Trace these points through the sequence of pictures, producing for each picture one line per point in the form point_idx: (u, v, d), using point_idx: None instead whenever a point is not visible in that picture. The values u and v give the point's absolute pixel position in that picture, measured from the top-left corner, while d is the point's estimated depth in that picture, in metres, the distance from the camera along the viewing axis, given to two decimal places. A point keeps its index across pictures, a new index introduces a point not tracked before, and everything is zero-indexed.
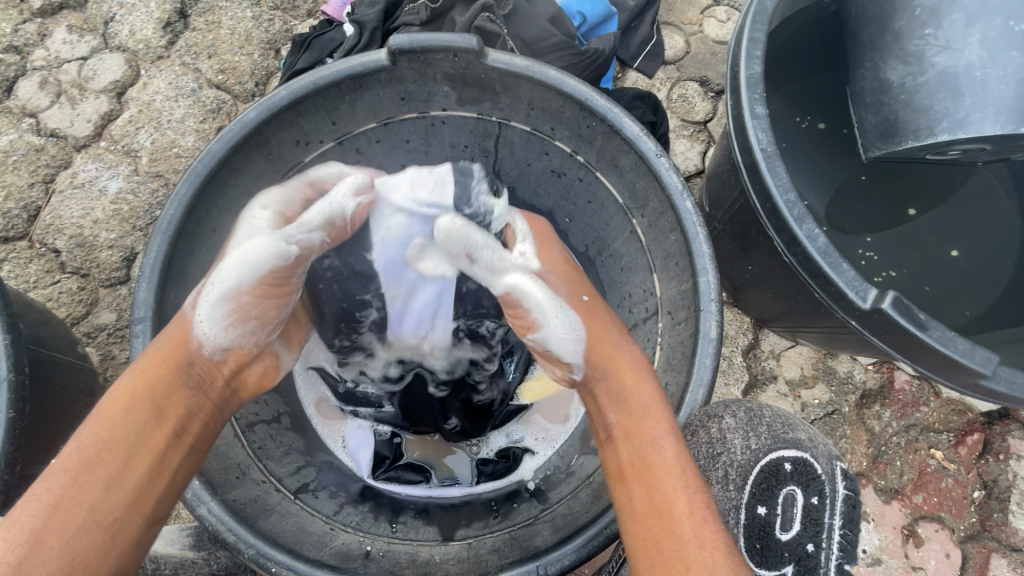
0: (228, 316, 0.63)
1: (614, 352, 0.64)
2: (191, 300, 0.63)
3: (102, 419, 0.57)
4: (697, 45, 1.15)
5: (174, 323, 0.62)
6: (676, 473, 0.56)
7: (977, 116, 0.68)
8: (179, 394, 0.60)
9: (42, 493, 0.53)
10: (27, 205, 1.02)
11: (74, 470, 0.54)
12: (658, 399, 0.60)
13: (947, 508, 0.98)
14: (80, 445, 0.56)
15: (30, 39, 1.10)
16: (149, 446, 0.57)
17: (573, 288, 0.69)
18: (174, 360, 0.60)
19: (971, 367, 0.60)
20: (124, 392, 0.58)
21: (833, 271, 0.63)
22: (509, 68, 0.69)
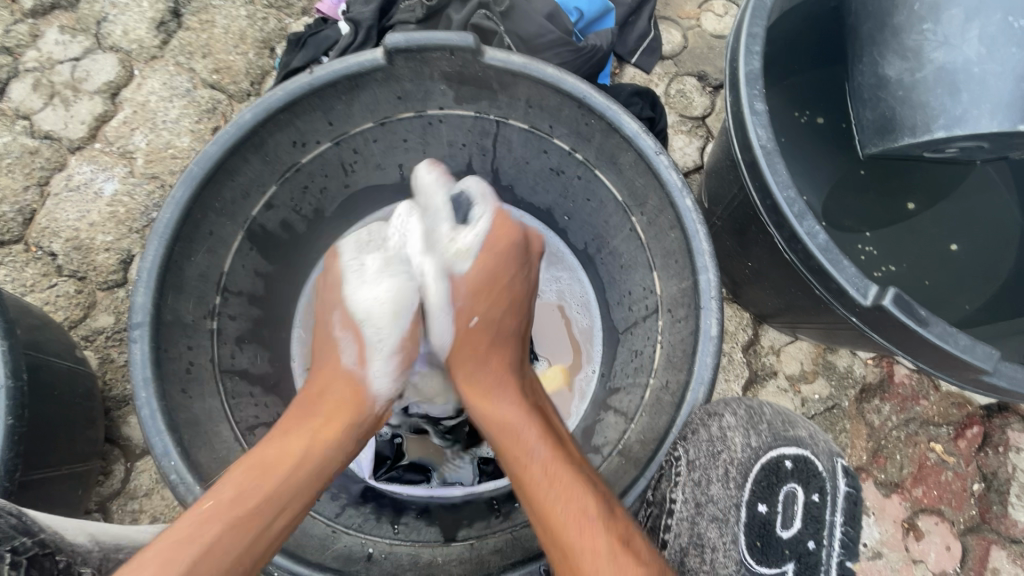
0: (393, 358, 0.69)
1: (492, 397, 0.67)
2: (350, 356, 0.68)
3: (262, 459, 0.59)
4: (694, 40, 1.15)
5: (335, 371, 0.67)
6: (543, 483, 0.60)
7: (974, 112, 0.68)
8: (336, 451, 0.62)
9: (200, 530, 0.53)
10: (22, 208, 1.02)
11: (234, 513, 0.55)
12: (520, 415, 0.65)
13: (946, 501, 0.98)
14: (241, 485, 0.57)
15: (22, 40, 1.09)
16: (302, 499, 0.59)
17: (471, 307, 0.70)
18: (341, 415, 0.64)
19: (972, 362, 0.60)
20: (293, 441, 0.61)
21: (834, 268, 0.63)
22: (506, 66, 0.69)
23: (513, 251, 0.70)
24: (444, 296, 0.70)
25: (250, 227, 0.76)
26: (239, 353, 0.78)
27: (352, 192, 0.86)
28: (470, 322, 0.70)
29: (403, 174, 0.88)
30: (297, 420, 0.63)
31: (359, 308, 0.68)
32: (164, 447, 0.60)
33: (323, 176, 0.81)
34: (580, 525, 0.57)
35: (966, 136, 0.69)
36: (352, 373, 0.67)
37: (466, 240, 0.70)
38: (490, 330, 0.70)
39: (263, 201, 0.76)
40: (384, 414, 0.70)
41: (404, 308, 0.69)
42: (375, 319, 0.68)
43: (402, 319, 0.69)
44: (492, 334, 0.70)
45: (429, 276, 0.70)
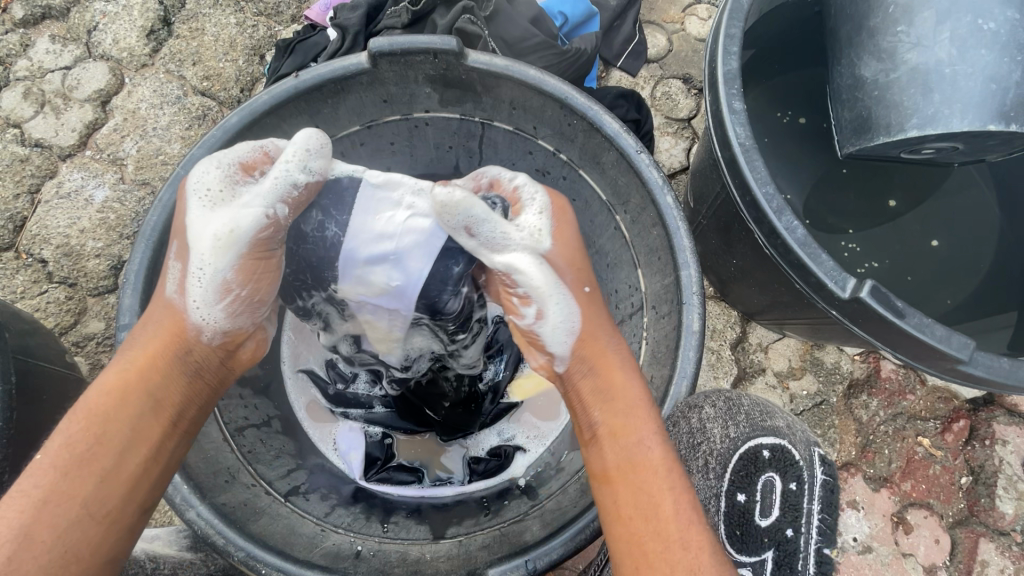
0: (221, 294, 0.59)
1: (601, 352, 0.61)
2: (173, 284, 0.60)
3: (89, 415, 0.54)
4: (679, 43, 1.16)
5: (163, 310, 0.59)
6: (662, 475, 0.54)
7: (945, 113, 0.69)
8: (175, 382, 0.58)
9: (32, 487, 0.50)
10: (13, 216, 1.02)
11: (66, 465, 0.51)
12: (643, 398, 0.58)
13: (935, 495, 0.99)
14: (67, 440, 0.52)
15: (13, 49, 1.10)
16: (148, 438, 0.55)
17: (576, 278, 0.62)
18: (168, 344, 0.58)
19: (948, 352, 0.61)
20: (117, 382, 0.56)
21: (813, 262, 0.64)
22: (489, 69, 0.70)
23: (575, 224, 0.66)
24: (552, 279, 0.61)
25: None
26: None
27: None
28: (583, 294, 0.63)
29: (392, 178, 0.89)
30: (120, 360, 0.58)
31: (190, 239, 0.59)
32: None
33: None
34: (684, 518, 0.52)
35: (939, 134, 0.71)
36: (171, 305, 0.59)
37: (541, 220, 0.63)
38: (598, 309, 0.64)
39: None
40: (246, 344, 0.65)
41: (240, 238, 0.58)
42: (201, 246, 0.58)
43: (235, 248, 0.58)
44: (599, 313, 0.63)
45: (529, 254, 0.61)
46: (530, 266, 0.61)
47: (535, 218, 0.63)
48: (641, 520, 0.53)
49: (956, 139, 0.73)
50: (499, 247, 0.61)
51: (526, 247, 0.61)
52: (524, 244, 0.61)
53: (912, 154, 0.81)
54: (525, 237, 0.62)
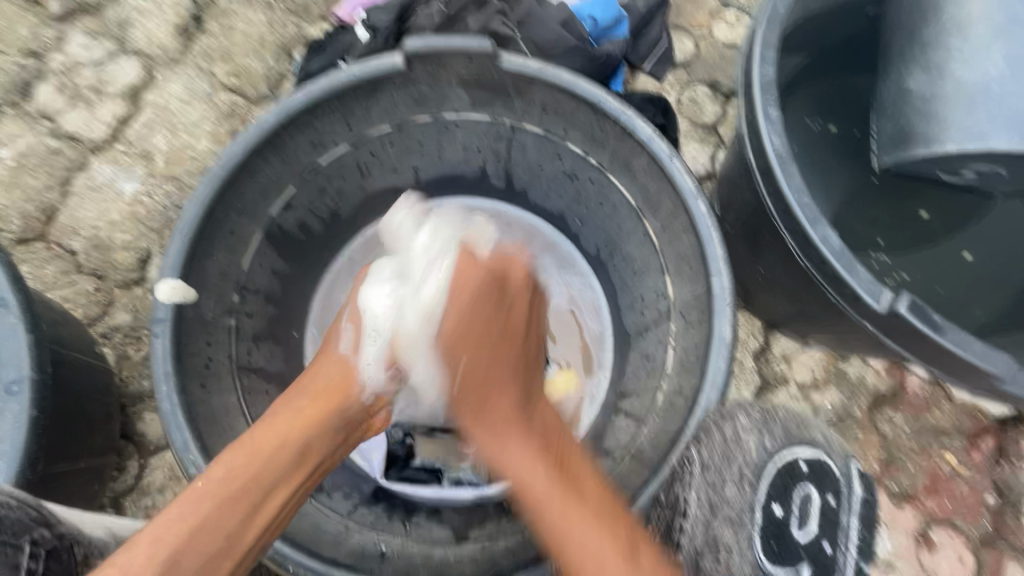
0: (384, 364, 0.69)
1: (497, 407, 0.67)
2: (346, 344, 0.70)
3: (256, 448, 0.58)
4: (706, 49, 1.15)
5: (335, 366, 0.68)
6: (565, 527, 0.58)
7: (988, 128, 0.70)
8: (329, 433, 0.63)
9: (187, 514, 0.53)
10: (45, 207, 1.04)
11: (224, 497, 0.54)
12: (530, 467, 0.62)
13: (960, 513, 0.97)
14: (230, 470, 0.56)
15: (48, 43, 1.12)
16: (290, 484, 0.58)
17: (453, 347, 0.69)
18: (337, 396, 0.65)
19: (986, 369, 0.60)
20: (282, 425, 0.60)
21: (849, 274, 0.63)
22: (522, 72, 0.70)
23: (477, 289, 0.70)
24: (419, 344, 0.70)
25: (269, 228, 0.77)
26: (255, 350, 0.79)
27: (366, 195, 0.87)
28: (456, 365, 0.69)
29: (418, 178, 0.89)
30: (285, 410, 0.62)
31: (364, 305, 0.72)
32: (183, 440, 0.62)
33: (340, 179, 0.82)
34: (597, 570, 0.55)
35: (979, 152, 0.71)
36: (344, 361, 0.68)
37: (428, 285, 0.71)
38: (481, 366, 0.69)
39: (281, 202, 0.77)
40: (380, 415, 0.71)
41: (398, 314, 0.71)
42: (373, 312, 0.71)
43: (381, 345, 0.70)
44: (489, 368, 0.68)
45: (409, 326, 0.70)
46: (416, 334, 0.70)
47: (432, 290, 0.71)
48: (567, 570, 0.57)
49: (998, 160, 0.72)
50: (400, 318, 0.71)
51: (414, 318, 0.70)
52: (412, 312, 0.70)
53: (953, 174, 0.79)
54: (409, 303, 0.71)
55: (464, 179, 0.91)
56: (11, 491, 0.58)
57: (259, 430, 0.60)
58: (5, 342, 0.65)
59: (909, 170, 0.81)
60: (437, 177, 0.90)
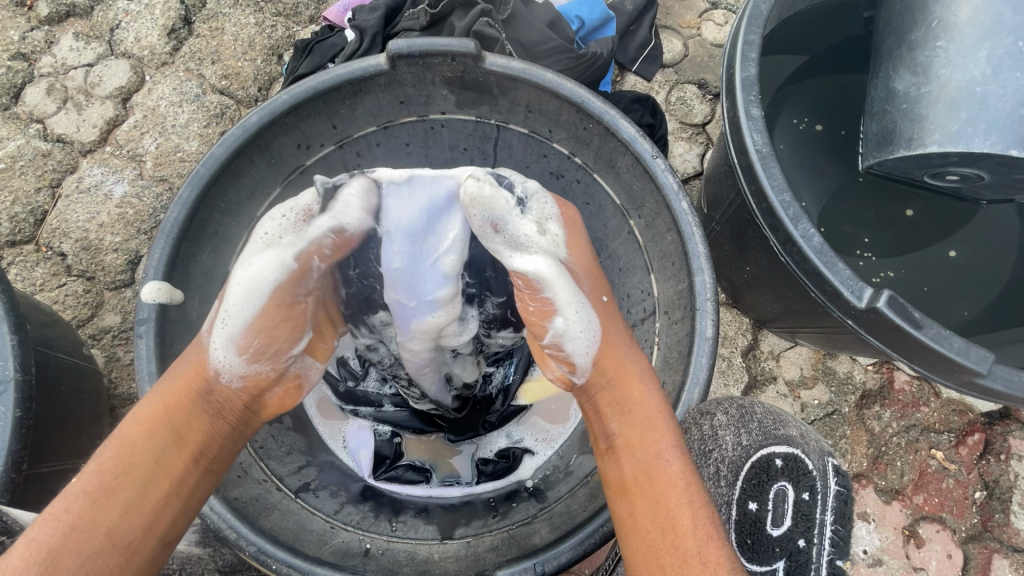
0: (240, 348, 0.60)
1: (621, 361, 0.63)
2: (204, 326, 0.62)
3: (122, 441, 0.57)
4: (695, 48, 1.16)
5: (193, 350, 0.61)
6: (678, 490, 0.56)
7: (968, 131, 0.68)
8: (198, 419, 0.60)
9: (60, 513, 0.53)
10: (34, 209, 1.04)
11: (95, 493, 0.54)
12: (663, 410, 0.60)
13: (948, 509, 0.97)
14: (97, 467, 0.55)
15: (38, 46, 1.12)
16: (169, 471, 0.57)
17: (594, 286, 0.65)
18: (195, 382, 0.60)
19: (966, 365, 0.60)
20: (147, 413, 0.59)
21: (829, 271, 0.63)
22: (506, 71, 0.70)
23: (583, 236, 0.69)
24: (572, 286, 0.62)
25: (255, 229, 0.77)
26: None
27: None
28: (601, 302, 0.65)
29: None
30: (147, 400, 0.60)
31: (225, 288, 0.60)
32: None
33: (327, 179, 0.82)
34: (698, 535, 0.53)
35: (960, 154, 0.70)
36: (200, 346, 0.61)
37: (557, 229, 0.65)
38: (617, 314, 0.66)
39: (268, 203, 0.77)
40: (273, 391, 0.65)
41: (263, 284, 0.59)
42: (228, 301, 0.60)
43: (251, 309, 0.59)
44: (613, 317, 0.66)
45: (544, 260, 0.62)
46: (556, 275, 0.62)
47: (556, 227, 0.65)
48: (654, 527, 0.55)
49: (981, 164, 0.72)
50: (514, 248, 0.62)
51: (548, 254, 0.63)
52: (546, 250, 0.63)
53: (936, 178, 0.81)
54: (547, 244, 0.63)
55: None
56: None
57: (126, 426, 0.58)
58: None
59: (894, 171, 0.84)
60: None
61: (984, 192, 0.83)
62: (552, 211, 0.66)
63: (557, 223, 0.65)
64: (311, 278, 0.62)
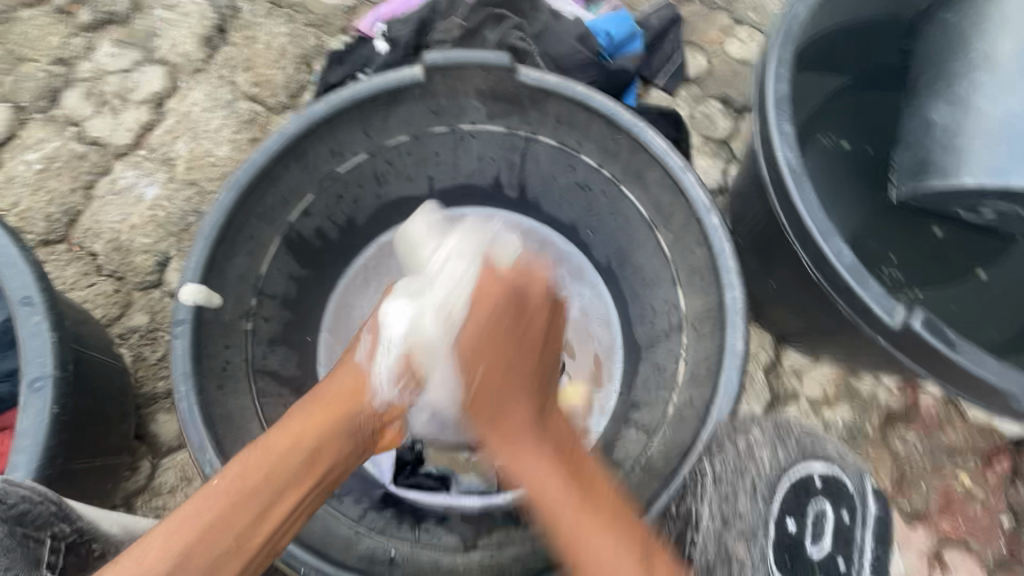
0: (395, 381, 0.69)
1: (513, 453, 0.64)
2: (361, 354, 0.70)
3: (266, 450, 0.58)
4: (719, 64, 1.17)
5: (356, 372, 0.67)
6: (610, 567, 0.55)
7: (1005, 165, 0.69)
8: (339, 437, 0.63)
9: (202, 511, 0.53)
10: (68, 209, 1.06)
11: (236, 496, 0.55)
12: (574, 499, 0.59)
13: (974, 535, 0.95)
14: (241, 472, 0.56)
15: (77, 52, 1.15)
16: (300, 486, 0.58)
17: (472, 366, 0.68)
18: (349, 399, 0.65)
19: (1001, 388, 0.60)
20: (294, 428, 0.61)
21: (861, 287, 0.63)
22: (540, 86, 0.72)
23: (501, 311, 0.69)
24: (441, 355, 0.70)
25: (286, 234, 0.79)
26: (270, 353, 0.80)
27: (382, 203, 0.89)
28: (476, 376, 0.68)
29: (433, 187, 0.91)
30: (296, 416, 0.63)
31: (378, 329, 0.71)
32: (200, 440, 0.63)
33: (357, 187, 0.84)
34: None
35: (997, 189, 0.70)
36: (360, 369, 0.68)
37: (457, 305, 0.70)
38: (500, 381, 0.67)
39: (300, 209, 0.79)
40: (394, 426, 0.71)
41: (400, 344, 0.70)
42: (389, 335, 0.71)
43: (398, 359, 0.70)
44: (507, 391, 0.66)
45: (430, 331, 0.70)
46: (437, 345, 0.69)
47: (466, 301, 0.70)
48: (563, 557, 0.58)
49: (1017, 200, 0.71)
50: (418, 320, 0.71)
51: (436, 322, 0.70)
52: (433, 322, 0.70)
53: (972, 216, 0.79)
54: (438, 317, 0.70)
55: (478, 189, 0.93)
56: (34, 485, 0.57)
57: (272, 434, 0.60)
58: (29, 340, 0.66)
59: (926, 207, 0.81)
60: (452, 186, 0.92)
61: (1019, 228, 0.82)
62: (468, 278, 0.72)
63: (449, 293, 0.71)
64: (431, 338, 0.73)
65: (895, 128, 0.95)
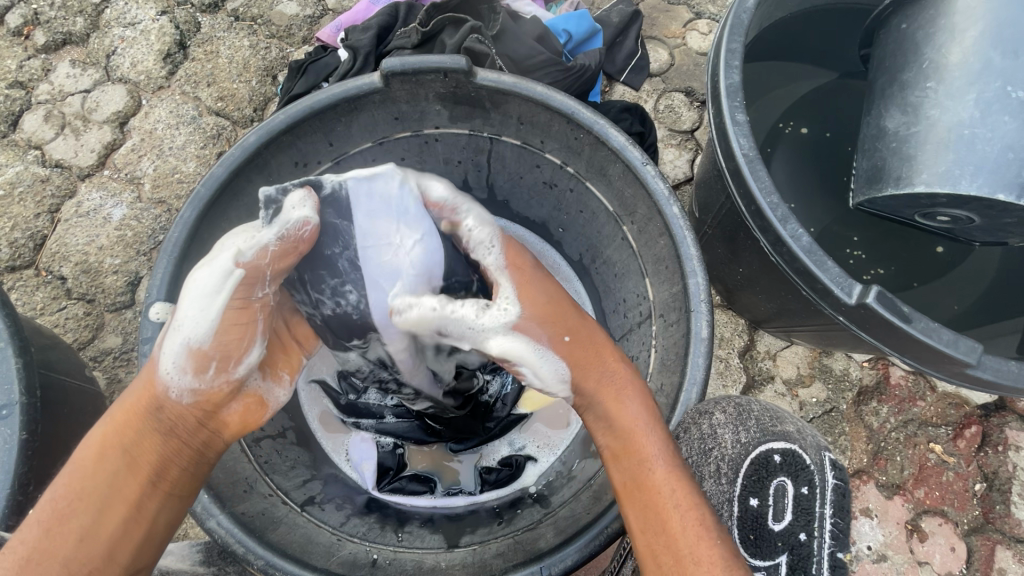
0: (185, 362, 0.58)
1: (599, 379, 0.62)
2: (157, 342, 0.60)
3: (76, 467, 0.56)
4: (680, 57, 1.19)
5: (145, 367, 0.60)
6: (667, 493, 0.55)
7: (956, 172, 0.67)
8: (151, 438, 0.57)
9: (18, 543, 0.53)
10: (33, 234, 1.05)
11: (47, 523, 0.53)
12: (643, 419, 0.59)
13: (949, 502, 0.98)
14: (52, 496, 0.55)
15: (35, 74, 1.14)
16: (125, 497, 0.56)
17: (553, 329, 0.62)
18: (145, 402, 0.58)
19: (956, 357, 0.62)
20: (97, 441, 0.57)
21: (819, 269, 0.65)
22: (498, 86, 0.72)
23: (535, 268, 0.66)
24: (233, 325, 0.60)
25: None
26: None
27: None
28: (562, 342, 0.62)
29: None
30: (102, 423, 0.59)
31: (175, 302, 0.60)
32: None
33: None
34: (695, 531, 0.53)
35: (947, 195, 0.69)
36: (152, 361, 0.59)
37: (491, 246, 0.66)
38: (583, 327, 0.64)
39: None
40: (229, 407, 0.63)
41: (173, 340, 0.58)
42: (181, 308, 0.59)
43: (187, 345, 0.58)
44: (591, 334, 0.65)
45: (214, 310, 0.58)
46: (202, 333, 0.58)
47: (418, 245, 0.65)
48: (626, 483, 0.58)
49: (970, 208, 0.71)
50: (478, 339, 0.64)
51: (219, 294, 0.58)
52: (497, 325, 0.62)
53: (928, 218, 0.80)
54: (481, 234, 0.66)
55: None
56: None
57: (78, 450, 0.57)
58: None
59: (883, 210, 0.82)
60: None
61: (977, 235, 0.82)
62: (232, 253, 0.58)
63: (222, 266, 0.58)
64: (265, 281, 0.61)
65: (847, 113, 0.97)
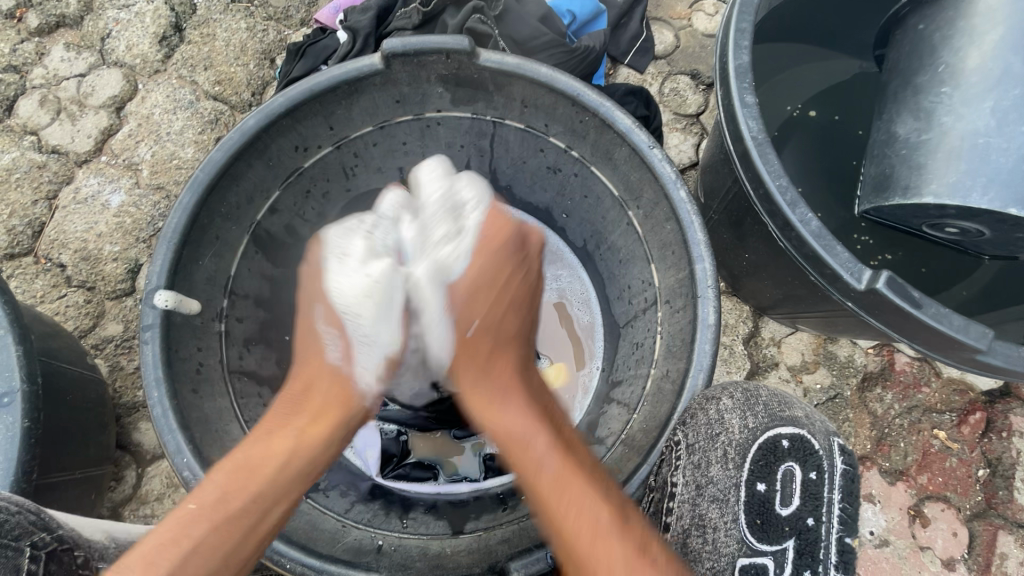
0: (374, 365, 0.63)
1: (500, 414, 0.61)
2: (336, 352, 0.63)
3: (245, 467, 0.57)
4: (686, 39, 1.16)
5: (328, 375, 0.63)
6: (586, 541, 0.54)
7: (967, 184, 0.66)
8: (330, 444, 0.61)
9: (184, 535, 0.54)
10: (32, 221, 1.04)
11: (219, 519, 0.54)
12: (543, 464, 0.58)
13: (952, 488, 0.98)
14: (224, 493, 0.56)
15: (29, 58, 1.12)
16: (284, 496, 0.58)
17: (462, 318, 0.62)
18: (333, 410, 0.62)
19: (966, 342, 0.61)
20: (263, 447, 0.59)
21: (829, 254, 0.64)
22: (501, 67, 0.70)
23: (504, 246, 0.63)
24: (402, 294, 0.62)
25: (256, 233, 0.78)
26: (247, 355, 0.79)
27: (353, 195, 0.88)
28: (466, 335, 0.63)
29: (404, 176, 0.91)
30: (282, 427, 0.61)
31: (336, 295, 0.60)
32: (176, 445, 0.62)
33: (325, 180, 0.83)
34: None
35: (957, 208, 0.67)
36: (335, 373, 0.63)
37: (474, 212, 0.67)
38: (492, 333, 0.63)
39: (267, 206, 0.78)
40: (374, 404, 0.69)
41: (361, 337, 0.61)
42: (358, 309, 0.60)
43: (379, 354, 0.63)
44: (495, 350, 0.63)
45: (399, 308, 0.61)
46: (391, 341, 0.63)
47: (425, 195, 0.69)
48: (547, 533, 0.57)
49: (980, 220, 0.69)
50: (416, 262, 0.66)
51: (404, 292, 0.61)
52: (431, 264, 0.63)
53: (935, 228, 0.79)
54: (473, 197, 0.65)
55: None
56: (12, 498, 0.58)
57: (249, 448, 0.59)
58: None
59: (891, 219, 0.81)
60: None
61: (987, 248, 0.80)
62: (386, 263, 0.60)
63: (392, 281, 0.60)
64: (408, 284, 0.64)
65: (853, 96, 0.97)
